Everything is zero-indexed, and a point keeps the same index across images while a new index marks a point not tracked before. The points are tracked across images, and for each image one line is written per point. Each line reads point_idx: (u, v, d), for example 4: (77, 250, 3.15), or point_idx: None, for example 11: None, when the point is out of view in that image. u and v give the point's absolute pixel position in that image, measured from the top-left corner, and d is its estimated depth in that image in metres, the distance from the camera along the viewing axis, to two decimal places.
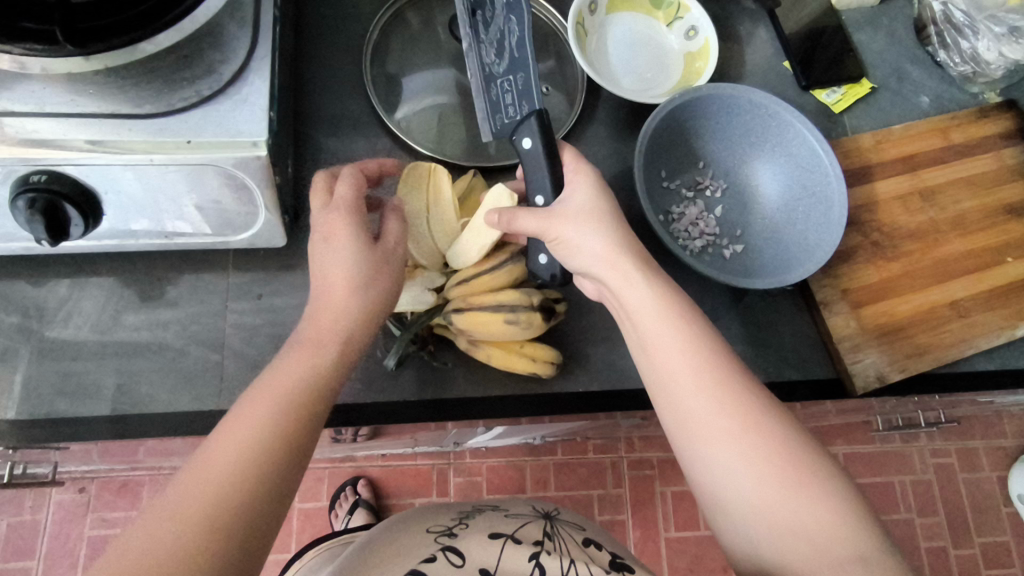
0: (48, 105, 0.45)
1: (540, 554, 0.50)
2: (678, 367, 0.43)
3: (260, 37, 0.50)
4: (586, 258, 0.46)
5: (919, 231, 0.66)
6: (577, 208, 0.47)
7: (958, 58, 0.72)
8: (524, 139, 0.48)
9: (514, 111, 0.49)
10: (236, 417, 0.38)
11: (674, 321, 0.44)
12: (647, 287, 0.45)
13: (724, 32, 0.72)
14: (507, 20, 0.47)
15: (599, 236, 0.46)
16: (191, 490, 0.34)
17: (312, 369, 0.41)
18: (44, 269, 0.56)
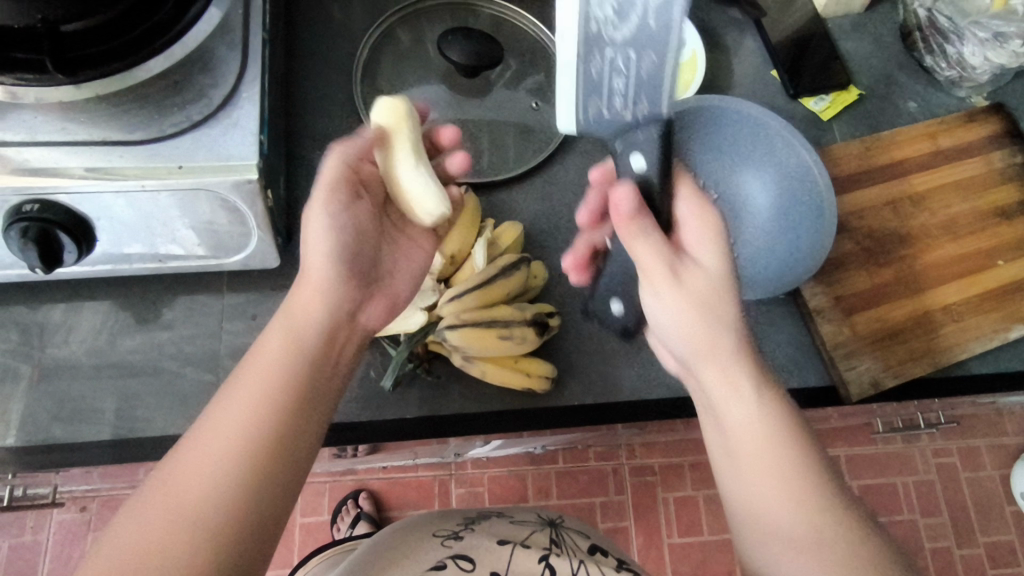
0: (39, 133, 0.45)
1: (549, 557, 0.53)
2: (748, 401, 0.44)
3: (249, 60, 0.50)
4: (697, 330, 0.44)
5: (910, 236, 0.66)
6: (708, 280, 0.45)
7: (944, 63, 0.72)
8: (636, 155, 0.46)
9: (626, 103, 0.44)
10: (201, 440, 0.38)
11: (758, 387, 0.44)
12: (731, 346, 0.44)
13: (712, 43, 0.73)
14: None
15: (722, 315, 0.44)
16: (166, 497, 0.35)
17: (274, 378, 0.40)
18: (39, 294, 0.56)
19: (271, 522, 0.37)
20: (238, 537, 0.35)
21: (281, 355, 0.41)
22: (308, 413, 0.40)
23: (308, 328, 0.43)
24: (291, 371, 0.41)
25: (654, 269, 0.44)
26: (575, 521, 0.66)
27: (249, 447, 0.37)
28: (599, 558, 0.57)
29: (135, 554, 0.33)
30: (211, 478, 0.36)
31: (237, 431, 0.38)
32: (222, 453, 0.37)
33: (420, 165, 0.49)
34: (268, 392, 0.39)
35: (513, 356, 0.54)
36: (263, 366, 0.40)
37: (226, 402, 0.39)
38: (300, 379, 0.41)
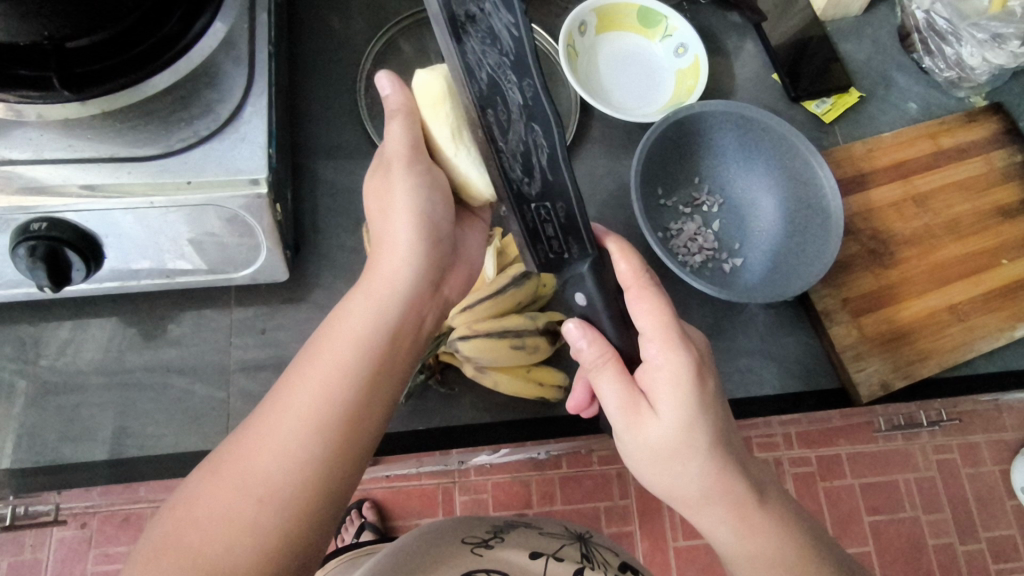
0: (45, 151, 0.45)
1: (584, 570, 0.54)
2: (693, 486, 0.44)
3: (256, 74, 0.50)
4: (658, 476, 0.45)
5: (915, 236, 0.67)
6: (667, 443, 0.43)
7: (943, 65, 0.73)
8: (578, 294, 0.48)
9: (559, 247, 0.46)
10: (278, 409, 0.40)
11: (728, 511, 0.44)
12: (697, 501, 0.44)
13: (713, 47, 0.73)
14: (531, 132, 0.44)
15: (683, 467, 0.44)
16: (232, 486, 0.37)
17: (361, 356, 0.42)
18: (43, 312, 0.55)
19: (330, 513, 0.40)
20: (298, 529, 0.38)
21: (348, 346, 0.42)
22: (372, 408, 0.42)
23: (377, 314, 0.44)
24: (359, 366, 0.42)
25: (611, 414, 0.45)
26: (601, 536, 0.67)
27: (314, 442, 0.39)
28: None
29: (200, 542, 0.35)
30: (276, 470, 0.38)
31: (303, 425, 0.39)
32: (287, 445, 0.39)
33: (462, 150, 0.46)
34: (334, 386, 0.41)
35: (525, 365, 0.54)
36: (329, 357, 0.42)
37: (290, 392, 0.41)
38: (367, 373, 0.42)
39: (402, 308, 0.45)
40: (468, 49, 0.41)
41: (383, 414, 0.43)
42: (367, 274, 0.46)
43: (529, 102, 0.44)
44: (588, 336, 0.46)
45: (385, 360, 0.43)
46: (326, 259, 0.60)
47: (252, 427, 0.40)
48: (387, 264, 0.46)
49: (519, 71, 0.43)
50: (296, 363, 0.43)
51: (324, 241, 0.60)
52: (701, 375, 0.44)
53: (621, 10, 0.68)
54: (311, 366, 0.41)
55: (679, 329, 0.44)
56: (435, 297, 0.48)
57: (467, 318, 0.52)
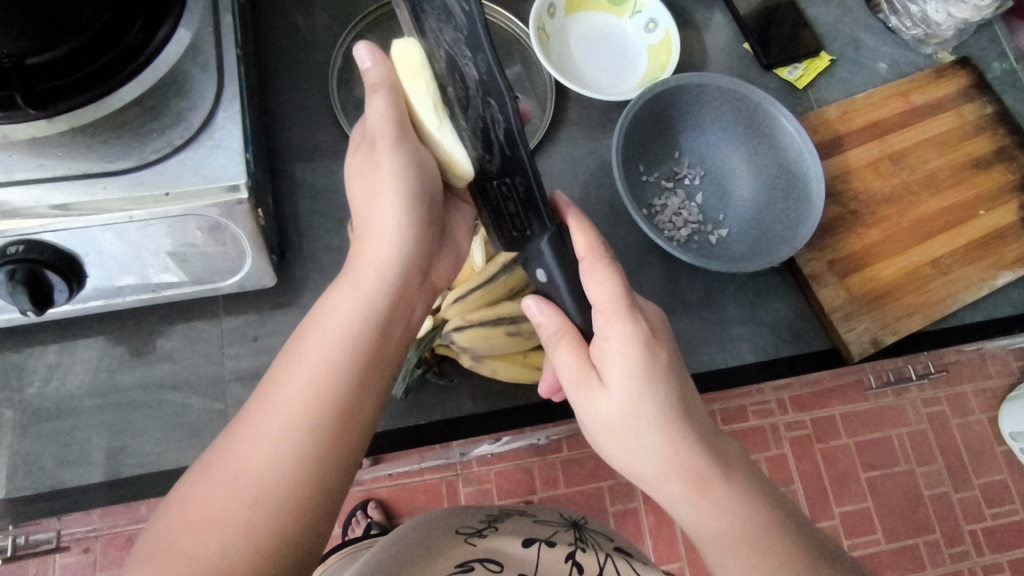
0: (16, 172, 0.44)
1: (574, 555, 0.56)
2: (649, 461, 0.42)
3: (226, 79, 0.49)
4: (618, 453, 0.44)
5: (893, 195, 0.68)
6: (620, 417, 0.43)
7: (909, 23, 0.75)
8: (539, 271, 0.49)
9: (522, 223, 0.48)
10: (268, 408, 0.40)
11: (688, 487, 0.42)
12: (655, 478, 0.43)
13: (682, 20, 0.73)
14: (488, 107, 0.45)
15: (638, 442, 0.43)
16: (224, 488, 0.37)
17: (351, 352, 0.42)
18: (29, 338, 0.54)
19: (325, 511, 0.39)
20: (294, 528, 0.37)
21: (337, 343, 0.42)
22: (364, 403, 0.42)
23: (366, 306, 0.43)
24: (349, 362, 0.41)
25: (566, 386, 0.45)
26: (595, 524, 0.69)
27: (307, 441, 0.39)
28: (623, 555, 0.60)
29: (192, 544, 0.35)
30: (268, 470, 0.38)
31: (294, 424, 0.39)
32: (280, 445, 0.38)
33: (444, 125, 0.46)
34: (326, 381, 0.40)
35: (522, 351, 0.53)
36: (318, 353, 0.41)
37: (279, 390, 0.40)
38: (358, 369, 0.42)
39: (391, 299, 0.45)
40: (427, 30, 0.44)
41: (376, 411, 0.43)
42: (352, 265, 0.46)
43: (484, 76, 0.44)
44: (546, 311, 0.47)
45: (376, 354, 0.43)
46: (312, 262, 0.59)
47: (243, 427, 0.39)
48: (373, 255, 0.45)
49: (472, 44, 0.44)
50: (283, 358, 0.42)
51: (309, 244, 0.60)
52: (652, 345, 0.43)
53: None
54: (299, 362, 0.41)
55: (629, 300, 0.44)
56: (422, 284, 0.48)
57: (459, 309, 0.52)
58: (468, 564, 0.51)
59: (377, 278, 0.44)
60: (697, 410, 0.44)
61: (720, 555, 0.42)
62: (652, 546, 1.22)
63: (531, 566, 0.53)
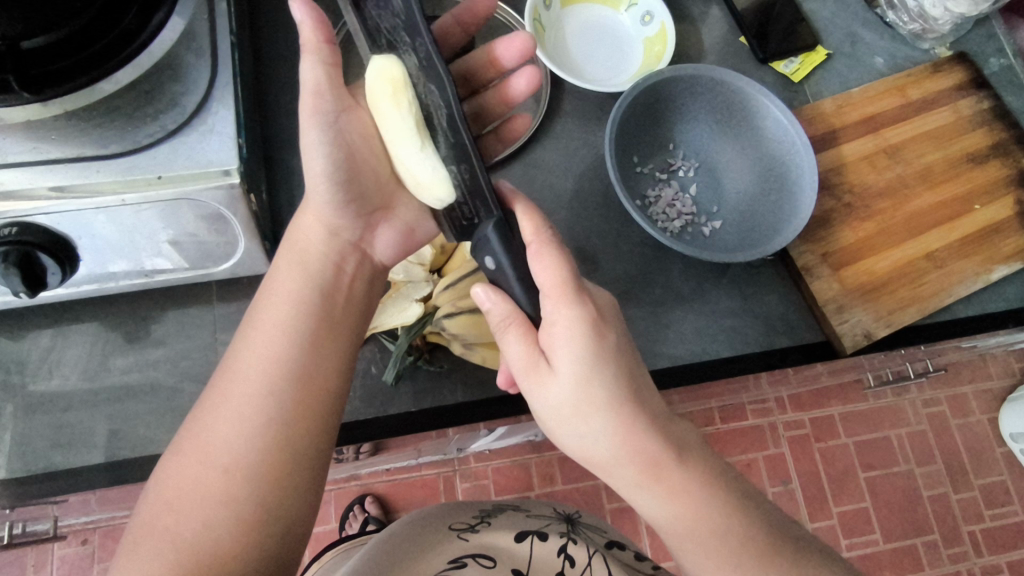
0: (10, 155, 0.44)
1: (567, 547, 0.55)
2: (602, 445, 0.42)
3: (220, 65, 0.49)
4: (569, 439, 0.43)
5: (888, 188, 0.67)
6: (569, 402, 0.42)
7: (907, 17, 0.75)
8: (488, 256, 0.45)
9: (470, 211, 0.46)
10: (226, 387, 0.42)
11: (639, 470, 0.42)
12: (607, 462, 0.42)
13: (678, 14, 0.73)
14: (431, 93, 0.45)
15: (588, 426, 0.42)
16: (198, 461, 0.39)
17: (304, 322, 0.44)
18: (24, 322, 0.55)
19: (305, 475, 0.41)
20: (274, 493, 0.39)
21: (285, 315, 0.44)
22: (324, 367, 0.44)
23: (308, 281, 0.46)
24: (301, 328, 0.44)
25: (516, 374, 0.44)
26: (588, 517, 0.69)
27: (270, 406, 0.41)
28: (617, 550, 0.59)
29: (177, 521, 0.37)
30: (235, 441, 0.40)
31: (255, 393, 0.41)
32: (245, 413, 0.40)
33: (426, 142, 0.45)
34: (277, 347, 0.43)
35: None
36: (272, 327, 0.44)
37: (236, 365, 0.42)
38: (308, 336, 0.44)
39: (329, 270, 0.47)
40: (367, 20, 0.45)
41: (341, 374, 0.45)
42: (299, 244, 0.47)
43: (423, 62, 0.45)
44: (494, 298, 0.44)
45: (325, 321, 0.45)
46: None
47: (205, 408, 0.41)
48: (311, 231, 0.47)
49: (411, 32, 0.44)
50: (237, 339, 0.44)
51: None
52: (599, 329, 0.42)
53: None
54: (253, 338, 0.43)
55: (576, 284, 0.42)
56: (361, 259, 0.50)
57: (450, 296, 0.52)
58: (461, 560, 0.51)
59: (320, 257, 0.47)
60: (649, 392, 0.43)
61: (673, 532, 0.43)
62: (650, 544, 1.22)
63: (523, 562, 0.53)
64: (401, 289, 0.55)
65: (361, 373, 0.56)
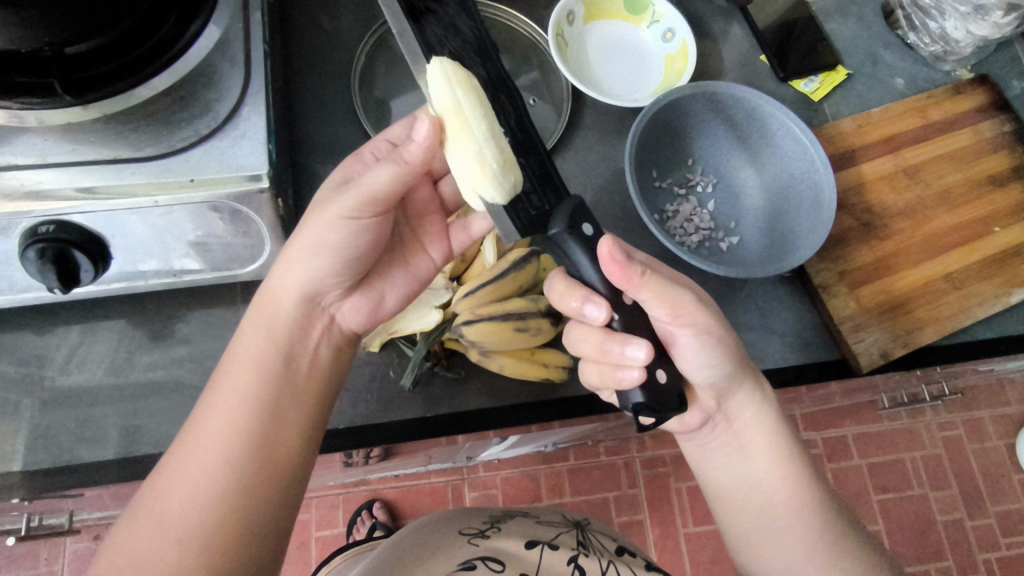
0: (50, 155, 0.46)
1: (578, 557, 0.55)
2: (741, 352, 0.51)
3: (252, 74, 0.51)
4: (721, 353, 0.49)
5: (907, 209, 0.68)
6: (714, 309, 0.50)
7: (928, 39, 0.74)
8: (587, 223, 0.45)
9: (540, 200, 0.45)
10: (186, 452, 0.41)
11: (758, 376, 0.53)
12: (744, 369, 0.51)
13: (700, 32, 0.74)
14: (499, 100, 0.46)
15: (728, 335, 0.50)
16: (150, 532, 0.38)
17: (266, 387, 0.44)
18: (55, 317, 0.56)
19: (259, 544, 0.40)
20: (226, 564, 0.38)
21: (249, 379, 0.44)
22: (282, 432, 0.44)
23: (271, 345, 0.46)
24: (259, 393, 0.44)
25: (674, 301, 0.47)
26: (598, 525, 0.68)
27: (226, 474, 0.40)
28: (627, 559, 0.59)
29: None
30: (190, 508, 0.39)
31: (210, 459, 0.40)
32: (199, 482, 0.39)
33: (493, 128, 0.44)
34: (237, 412, 0.42)
35: (529, 348, 0.54)
36: (232, 392, 0.43)
37: (196, 430, 0.42)
38: (268, 401, 0.44)
39: (293, 337, 0.47)
40: (429, 31, 0.42)
41: (298, 438, 0.45)
42: (265, 308, 0.47)
43: (494, 76, 0.46)
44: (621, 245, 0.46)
45: (284, 387, 0.45)
46: None
47: (164, 474, 0.41)
48: (275, 293, 0.48)
49: (480, 53, 0.46)
50: (199, 402, 0.44)
51: None
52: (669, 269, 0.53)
53: None
54: (214, 402, 0.43)
55: None
56: (330, 327, 0.50)
57: (470, 303, 0.53)
58: (471, 561, 0.52)
59: (287, 322, 0.47)
60: None
61: (792, 448, 0.52)
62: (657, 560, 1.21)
63: (532, 565, 0.53)
64: (421, 295, 0.56)
65: (379, 376, 0.56)
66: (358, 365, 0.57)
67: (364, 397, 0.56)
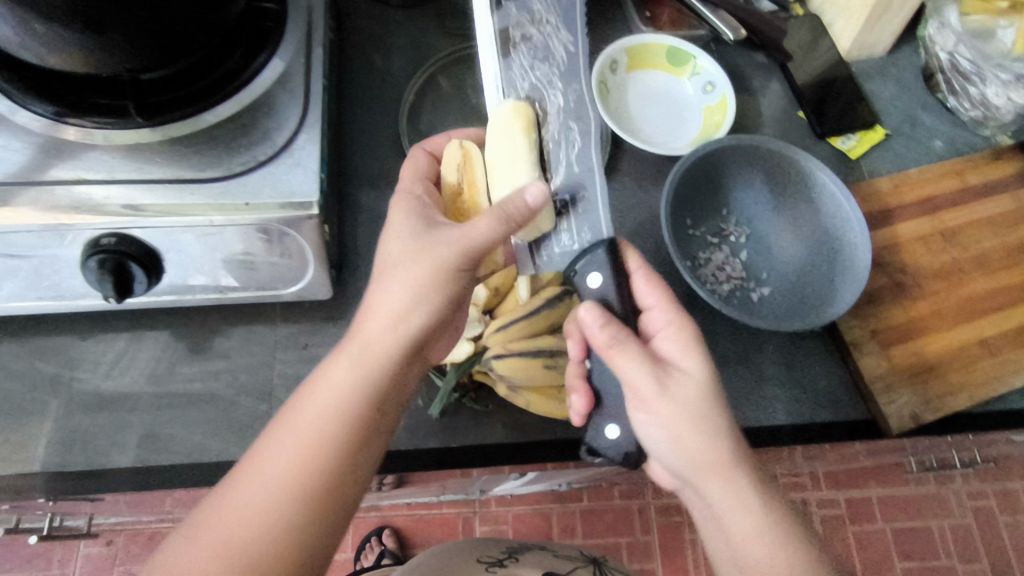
0: (118, 172, 0.48)
1: None
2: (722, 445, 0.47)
3: (311, 104, 0.54)
4: (696, 441, 0.47)
5: (943, 270, 0.67)
6: (699, 398, 0.47)
7: (968, 104, 0.74)
8: (597, 271, 0.49)
9: (570, 237, 0.51)
10: (253, 472, 0.42)
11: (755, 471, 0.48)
12: (713, 461, 0.47)
13: (739, 85, 0.76)
14: (567, 133, 0.51)
15: (716, 427, 0.47)
16: (202, 539, 0.40)
17: (339, 425, 0.43)
18: (105, 324, 0.59)
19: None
20: None
21: (327, 412, 0.43)
22: (347, 474, 0.43)
23: (359, 382, 0.44)
24: (333, 431, 0.43)
25: (633, 383, 0.47)
26: (615, 565, 0.68)
27: (281, 506, 0.41)
28: None
29: None
30: (241, 530, 0.40)
31: (276, 487, 0.41)
32: (254, 508, 0.41)
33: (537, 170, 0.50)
34: (309, 445, 0.42)
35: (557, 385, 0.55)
36: (311, 421, 0.43)
37: (267, 451, 0.42)
38: (343, 440, 0.43)
39: (387, 375, 0.45)
40: (515, 65, 0.52)
41: (361, 482, 0.44)
42: (360, 338, 0.46)
43: (570, 104, 0.52)
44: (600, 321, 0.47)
45: (360, 427, 0.44)
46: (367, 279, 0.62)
47: (232, 485, 0.42)
48: (366, 323, 0.46)
49: (566, 78, 0.52)
50: (277, 418, 0.44)
51: (366, 262, 0.63)
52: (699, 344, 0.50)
53: (650, 49, 0.72)
54: (290, 426, 0.43)
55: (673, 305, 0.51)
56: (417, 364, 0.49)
57: (501, 337, 0.54)
58: None
59: (383, 356, 0.45)
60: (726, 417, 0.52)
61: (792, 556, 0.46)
62: None
63: None
64: None
65: (407, 404, 0.57)
66: None
67: None
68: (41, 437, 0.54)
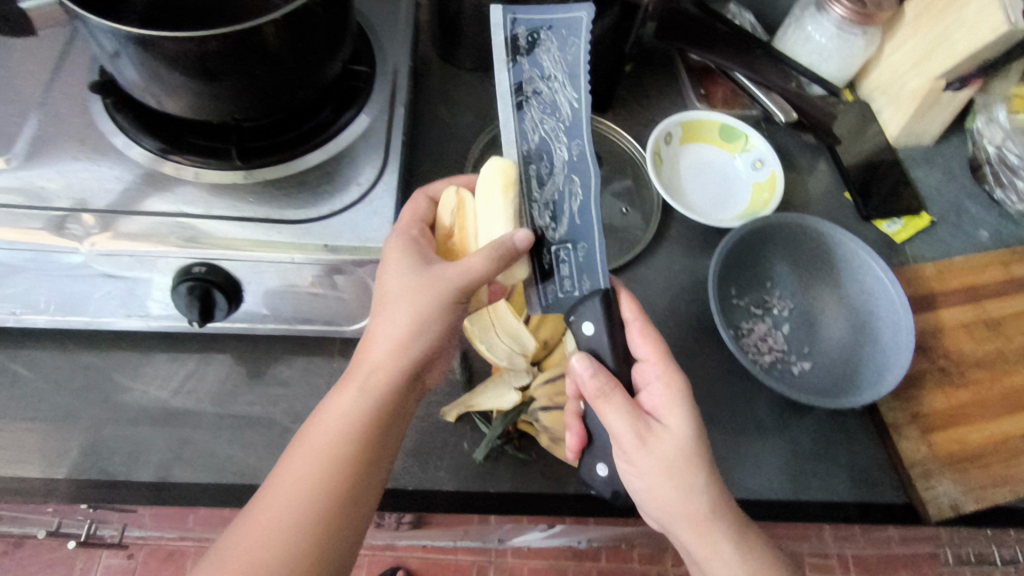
0: (214, 209, 0.53)
1: None
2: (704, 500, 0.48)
3: (389, 157, 0.58)
4: (673, 492, 0.48)
5: (987, 359, 0.67)
6: (680, 450, 0.49)
7: (1015, 197, 0.76)
8: (586, 322, 0.53)
9: (571, 285, 0.54)
10: (270, 496, 0.45)
11: (733, 524, 0.48)
12: (703, 514, 0.48)
13: (788, 163, 0.79)
14: (569, 184, 0.52)
15: (698, 480, 0.48)
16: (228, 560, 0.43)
17: (346, 445, 0.47)
18: (178, 344, 0.63)
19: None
20: None
21: (336, 434, 0.47)
22: (361, 488, 0.47)
23: (364, 404, 0.48)
24: (341, 451, 0.46)
25: (619, 437, 0.49)
26: None
27: (300, 523, 0.44)
28: None
29: None
30: (268, 549, 0.43)
31: (291, 506, 0.45)
32: (278, 528, 0.44)
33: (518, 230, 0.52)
34: (322, 465, 0.46)
35: None
36: (323, 445, 0.46)
37: (285, 475, 0.46)
38: (353, 457, 0.46)
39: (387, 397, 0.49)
40: (526, 117, 0.51)
41: (373, 493, 0.48)
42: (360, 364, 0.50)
43: (573, 158, 0.52)
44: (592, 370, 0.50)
45: (368, 444, 0.47)
46: None
47: (253, 508, 0.45)
48: (371, 350, 0.49)
49: (571, 134, 0.51)
50: (294, 444, 0.47)
51: None
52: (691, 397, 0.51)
53: (704, 125, 0.76)
54: (301, 451, 0.46)
55: (668, 358, 0.53)
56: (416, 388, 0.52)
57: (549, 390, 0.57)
58: None
59: (382, 378, 0.49)
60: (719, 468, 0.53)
61: None
62: None
63: None
64: (502, 374, 0.59)
65: (451, 446, 0.59)
66: (434, 431, 0.60)
67: (436, 461, 0.58)
68: (109, 445, 0.57)
